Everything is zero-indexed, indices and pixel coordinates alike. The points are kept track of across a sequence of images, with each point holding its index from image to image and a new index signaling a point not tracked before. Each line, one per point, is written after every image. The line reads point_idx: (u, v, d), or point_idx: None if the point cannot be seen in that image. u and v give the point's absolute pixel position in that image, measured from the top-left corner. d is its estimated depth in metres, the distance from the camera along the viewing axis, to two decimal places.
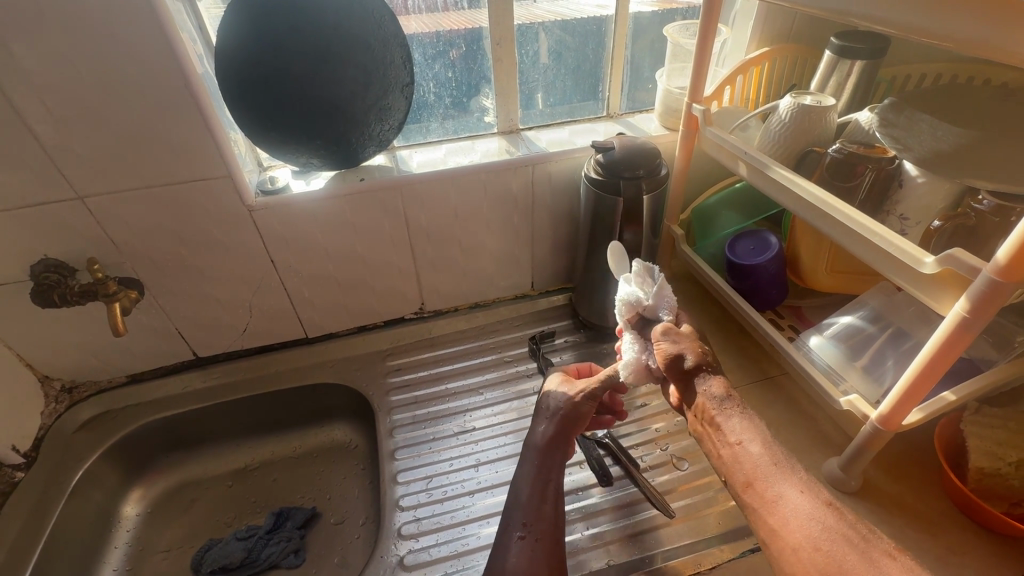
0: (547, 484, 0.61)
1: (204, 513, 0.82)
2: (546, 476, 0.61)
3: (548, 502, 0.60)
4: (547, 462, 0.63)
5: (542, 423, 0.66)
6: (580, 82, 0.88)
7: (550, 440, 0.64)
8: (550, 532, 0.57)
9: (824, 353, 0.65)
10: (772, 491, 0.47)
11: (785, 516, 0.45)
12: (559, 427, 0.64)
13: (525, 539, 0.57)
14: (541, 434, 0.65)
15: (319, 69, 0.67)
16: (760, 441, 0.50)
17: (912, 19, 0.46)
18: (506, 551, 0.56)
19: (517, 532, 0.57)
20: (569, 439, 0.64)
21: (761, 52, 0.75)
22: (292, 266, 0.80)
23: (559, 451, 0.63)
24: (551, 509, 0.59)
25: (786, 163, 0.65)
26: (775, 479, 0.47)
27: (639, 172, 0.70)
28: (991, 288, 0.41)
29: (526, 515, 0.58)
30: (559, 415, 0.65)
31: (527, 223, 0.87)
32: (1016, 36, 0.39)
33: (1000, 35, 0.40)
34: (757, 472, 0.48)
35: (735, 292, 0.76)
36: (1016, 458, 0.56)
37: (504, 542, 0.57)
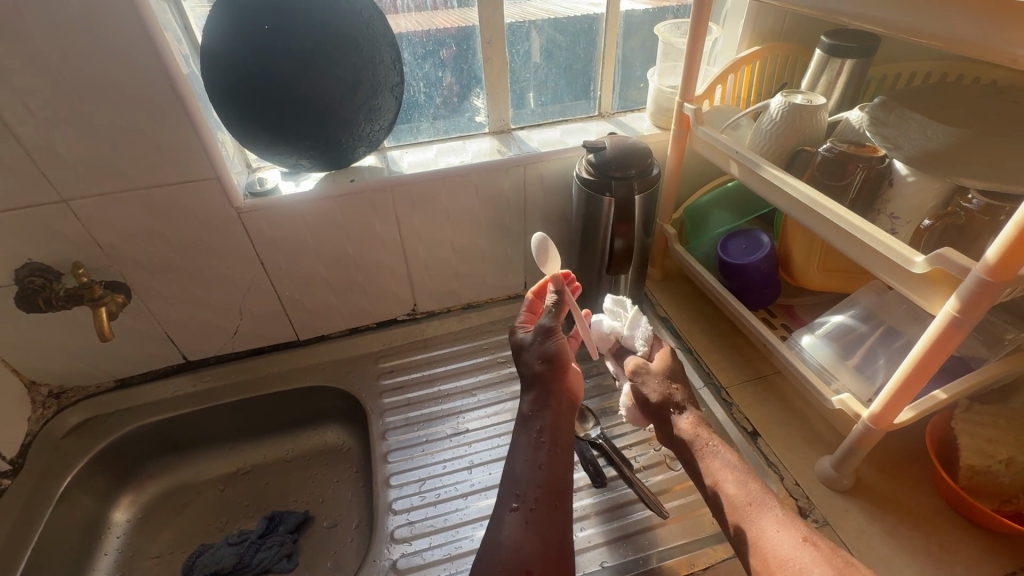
0: (540, 449, 0.60)
1: (196, 518, 0.81)
2: (539, 442, 0.61)
3: (543, 469, 0.59)
4: (537, 428, 0.62)
5: (527, 394, 0.65)
6: (572, 81, 0.87)
7: (536, 407, 0.64)
8: (545, 501, 0.57)
9: (817, 352, 0.65)
10: (753, 532, 0.52)
11: (767, 557, 0.50)
12: (543, 392, 0.64)
13: (519, 511, 0.56)
14: (527, 403, 0.64)
15: (307, 69, 0.66)
16: (733, 479, 0.56)
17: (901, 18, 0.46)
18: (501, 525, 0.55)
19: (511, 504, 0.56)
20: (555, 401, 0.64)
21: (751, 51, 0.74)
22: (283, 269, 0.80)
23: (550, 416, 0.63)
24: (547, 474, 0.58)
25: (777, 163, 0.65)
26: (753, 521, 0.52)
27: (630, 172, 0.69)
28: (980, 288, 0.41)
29: (519, 486, 0.58)
30: (539, 379, 0.64)
31: (519, 223, 0.87)
32: (1003, 35, 0.39)
33: (988, 33, 0.40)
34: (735, 511, 0.54)
35: (727, 291, 0.76)
36: (1006, 455, 0.56)
37: (498, 515, 0.56)
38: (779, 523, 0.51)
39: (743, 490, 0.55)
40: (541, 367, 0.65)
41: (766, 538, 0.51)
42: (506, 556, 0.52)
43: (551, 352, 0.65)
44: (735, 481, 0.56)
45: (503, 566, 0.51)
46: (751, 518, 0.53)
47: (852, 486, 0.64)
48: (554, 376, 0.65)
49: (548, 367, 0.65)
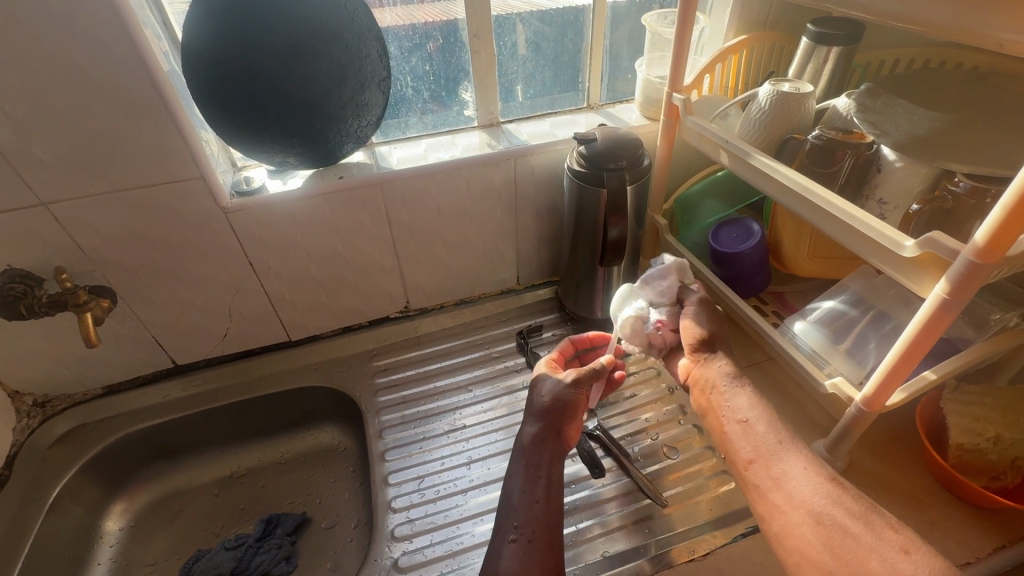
0: (536, 483, 0.59)
1: (191, 523, 0.80)
2: (535, 476, 0.59)
3: (540, 502, 0.57)
4: (535, 460, 0.60)
5: (527, 424, 0.64)
6: (560, 73, 0.87)
7: (537, 440, 0.62)
8: (543, 534, 0.55)
9: (809, 338, 0.65)
10: (778, 468, 0.52)
11: (790, 493, 0.50)
12: (547, 426, 0.63)
13: (517, 542, 0.55)
14: (527, 434, 0.63)
15: (291, 65, 0.65)
16: (764, 416, 0.56)
17: (889, 6, 0.46)
18: (499, 555, 0.54)
19: (509, 534, 0.55)
20: (557, 435, 0.62)
21: (739, 40, 0.74)
22: (272, 269, 0.78)
23: (549, 449, 0.61)
24: (545, 508, 0.57)
25: (768, 151, 0.66)
26: (780, 458, 0.52)
27: (622, 163, 0.69)
28: (970, 269, 0.42)
29: (517, 517, 0.56)
30: (544, 415, 0.63)
31: (511, 217, 0.86)
32: (985, 20, 0.39)
33: (971, 19, 0.40)
34: (759, 449, 0.54)
35: (720, 279, 0.77)
36: (993, 433, 0.57)
37: (496, 546, 0.55)
38: (802, 461, 0.52)
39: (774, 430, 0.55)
40: (551, 401, 0.64)
41: (790, 478, 0.51)
42: None
43: (567, 395, 0.64)
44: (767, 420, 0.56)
45: None
46: (778, 456, 0.53)
47: (845, 468, 0.65)
48: (563, 413, 0.63)
49: (561, 399, 0.64)
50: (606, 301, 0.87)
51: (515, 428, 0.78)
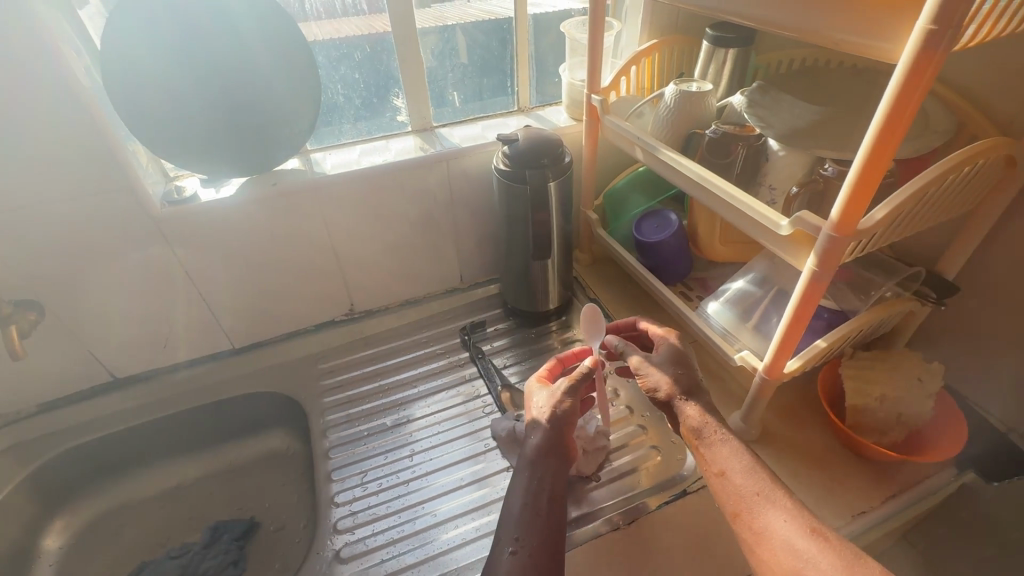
0: (540, 496, 0.57)
1: (137, 536, 0.80)
2: (540, 485, 0.58)
3: (541, 513, 0.56)
4: (541, 470, 0.59)
5: (533, 434, 0.62)
6: (489, 79, 0.91)
7: (542, 449, 0.61)
8: (544, 547, 0.53)
9: (721, 318, 0.71)
10: (759, 522, 0.51)
11: (773, 549, 0.49)
12: (551, 433, 0.61)
13: (516, 554, 0.53)
14: (532, 445, 0.61)
15: (224, 80, 0.69)
16: (743, 467, 0.54)
17: (754, 12, 0.51)
18: (497, 567, 0.52)
19: (508, 546, 0.53)
20: (561, 449, 0.61)
21: (649, 44, 0.80)
22: (210, 276, 0.79)
23: (553, 462, 0.60)
24: (546, 521, 0.55)
25: (675, 146, 0.71)
26: (760, 510, 0.52)
27: (543, 161, 0.73)
28: (830, 243, 0.47)
29: (518, 528, 0.55)
30: (548, 424, 0.62)
31: (448, 217, 0.89)
32: (821, 20, 0.45)
33: (811, 20, 0.46)
34: (743, 500, 0.53)
35: (645, 267, 0.82)
36: (879, 393, 0.63)
37: (495, 557, 0.53)
38: (784, 513, 0.51)
39: (755, 478, 0.54)
40: (549, 410, 0.63)
41: (774, 532, 0.50)
42: None
43: (561, 402, 0.63)
44: (746, 470, 0.54)
45: None
46: (759, 509, 0.52)
47: (759, 435, 0.70)
48: (563, 423, 0.62)
49: (558, 415, 0.62)
50: (545, 295, 0.91)
51: (459, 419, 0.81)
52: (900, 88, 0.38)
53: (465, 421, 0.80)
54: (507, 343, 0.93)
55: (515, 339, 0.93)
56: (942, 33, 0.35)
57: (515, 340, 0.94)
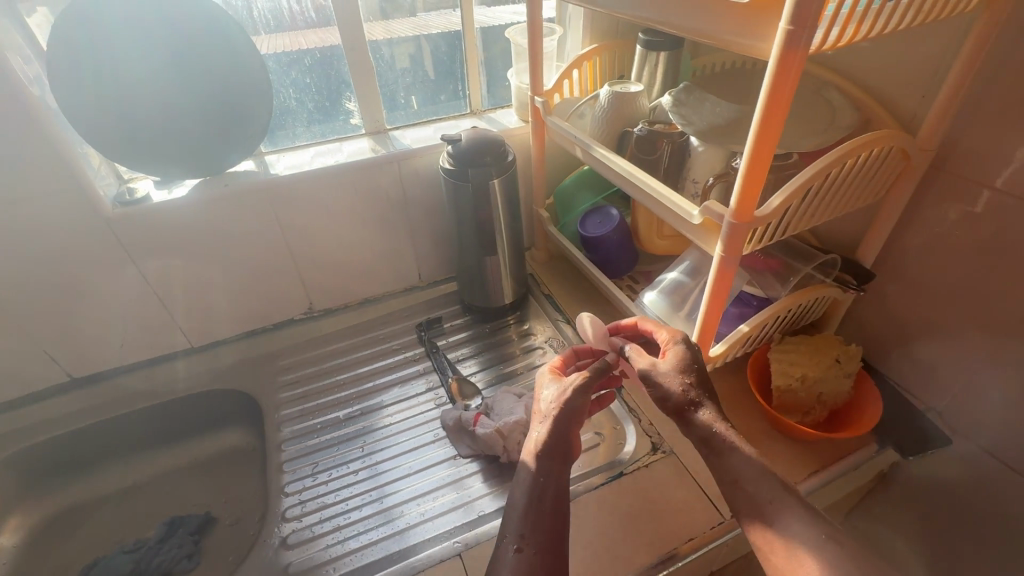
0: (545, 495, 0.54)
1: (94, 534, 0.81)
2: (546, 481, 0.54)
3: (547, 509, 0.53)
4: (547, 464, 0.55)
5: (539, 426, 0.58)
6: (440, 83, 0.94)
7: (549, 443, 0.56)
8: (550, 546, 0.50)
9: (655, 308, 0.74)
10: (773, 531, 0.46)
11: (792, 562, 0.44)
12: (560, 427, 0.57)
13: (522, 552, 0.50)
14: (536, 438, 0.57)
15: (174, 85, 0.71)
16: (754, 475, 0.49)
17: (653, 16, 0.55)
18: (501, 565, 0.49)
19: (513, 544, 0.51)
20: (567, 445, 0.57)
21: (589, 48, 0.84)
22: (164, 276, 0.81)
23: (559, 456, 0.56)
24: (552, 519, 0.52)
25: (610, 145, 0.74)
26: (774, 520, 0.47)
27: (486, 160, 0.77)
28: (732, 229, 0.51)
29: (524, 526, 0.52)
30: (557, 418, 0.57)
31: (403, 217, 0.92)
32: (706, 19, 0.48)
33: (700, 21, 0.49)
34: (756, 510, 0.48)
35: (591, 262, 0.85)
36: (800, 374, 0.66)
37: (499, 555, 0.51)
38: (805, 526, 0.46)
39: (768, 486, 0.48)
40: (558, 404, 0.58)
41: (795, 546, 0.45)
42: None
43: (569, 397, 0.58)
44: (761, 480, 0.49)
45: None
46: (771, 516, 0.47)
47: None
48: (571, 417, 0.57)
49: (566, 410, 0.57)
50: (499, 291, 0.94)
51: (410, 411, 0.83)
52: (773, 85, 0.42)
53: (416, 413, 0.83)
54: (463, 338, 0.95)
55: (471, 334, 0.96)
56: (801, 34, 0.39)
57: (471, 335, 0.96)
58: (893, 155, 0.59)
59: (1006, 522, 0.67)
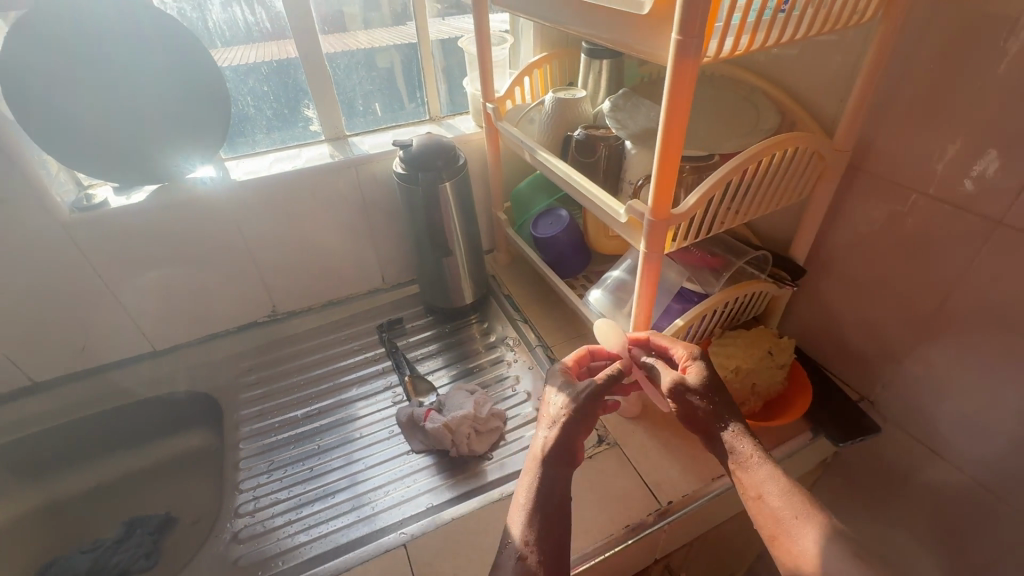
0: (550, 498, 0.53)
1: (55, 536, 0.82)
2: (552, 485, 0.54)
3: (552, 514, 0.52)
4: (553, 470, 0.54)
5: (546, 430, 0.57)
6: (398, 91, 0.96)
7: (558, 448, 0.55)
8: (554, 552, 0.50)
9: (600, 304, 0.77)
10: (796, 545, 0.47)
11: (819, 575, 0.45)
12: (569, 431, 0.55)
13: (525, 560, 0.50)
14: (544, 441, 0.56)
15: (131, 95, 0.74)
16: (780, 491, 0.50)
17: (571, 22, 0.58)
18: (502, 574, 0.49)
19: (515, 552, 0.50)
20: (574, 450, 0.56)
21: (539, 57, 0.87)
22: (124, 280, 0.83)
23: (565, 461, 0.55)
24: (555, 523, 0.52)
25: (555, 148, 0.77)
26: (798, 533, 0.48)
27: (438, 164, 0.79)
28: (652, 226, 0.54)
29: (528, 532, 0.51)
30: (568, 423, 0.56)
31: (363, 220, 0.94)
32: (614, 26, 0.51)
33: (609, 27, 0.52)
34: (781, 526, 0.49)
35: (545, 263, 0.88)
36: (734, 365, 0.69)
37: (501, 562, 0.50)
38: (831, 543, 0.46)
39: (794, 503, 0.49)
40: (570, 408, 0.56)
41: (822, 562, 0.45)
42: None
43: (584, 403, 0.56)
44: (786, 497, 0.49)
45: None
46: (795, 530, 0.48)
47: (638, 412, 0.77)
48: (582, 423, 0.56)
49: (578, 416, 0.56)
50: (459, 291, 0.96)
51: (368, 409, 0.85)
52: (673, 89, 0.44)
53: (374, 410, 0.85)
54: (424, 338, 0.98)
55: (432, 335, 0.98)
56: (692, 41, 0.42)
57: (432, 336, 0.98)
58: (810, 156, 0.62)
59: (932, 497, 0.71)
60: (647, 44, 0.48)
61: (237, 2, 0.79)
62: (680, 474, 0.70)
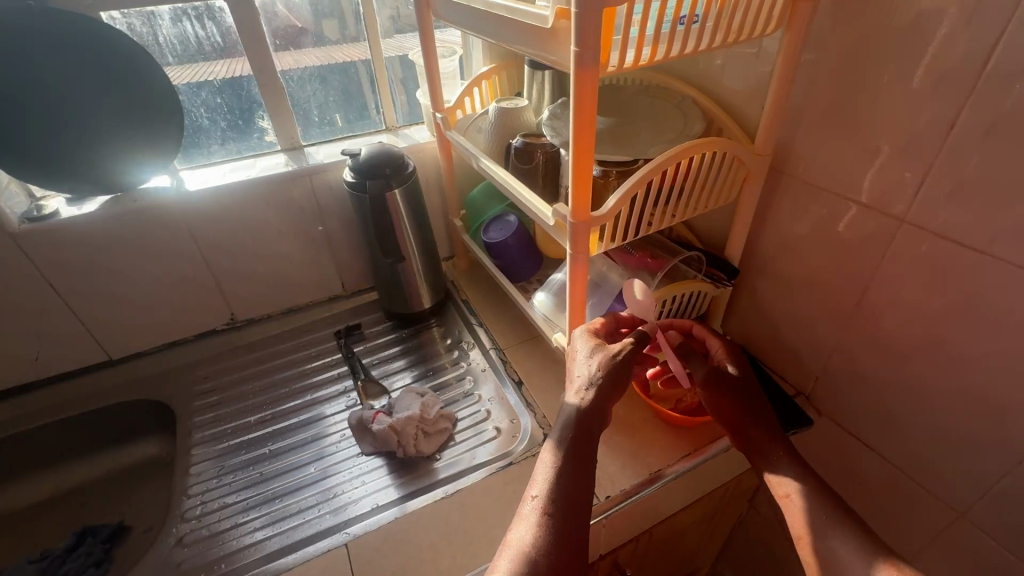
0: (580, 449, 0.57)
1: (7, 547, 0.82)
2: (585, 440, 0.57)
3: (579, 475, 0.55)
4: (585, 427, 0.58)
5: (585, 389, 0.60)
6: (353, 102, 0.99)
7: (595, 405, 0.59)
8: (577, 507, 0.53)
9: (544, 307, 0.78)
10: (822, 544, 0.53)
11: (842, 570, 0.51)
12: (606, 393, 0.59)
13: (540, 507, 0.53)
14: (584, 398, 0.59)
15: (79, 106, 0.75)
16: (807, 490, 0.56)
17: (483, 31, 0.60)
18: (519, 523, 0.53)
19: (531, 499, 0.55)
20: (606, 412, 0.59)
21: (487, 68, 0.90)
22: (76, 289, 0.83)
23: (597, 420, 0.59)
24: (579, 480, 0.55)
25: (498, 155, 0.80)
26: (825, 531, 0.53)
27: (385, 171, 0.82)
28: (574, 228, 0.56)
29: (550, 486, 0.55)
30: (606, 384, 0.59)
31: (319, 228, 0.96)
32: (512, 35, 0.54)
33: (507, 35, 0.54)
34: (807, 525, 0.55)
35: (496, 267, 0.90)
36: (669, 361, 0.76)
37: (520, 509, 0.54)
38: (844, 540, 0.52)
39: (816, 504, 0.55)
40: (608, 371, 0.60)
41: (840, 560, 0.51)
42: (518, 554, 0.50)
43: (619, 366, 0.60)
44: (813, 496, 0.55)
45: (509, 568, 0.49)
46: (826, 530, 0.53)
47: None
48: (615, 386, 0.60)
49: (612, 377, 0.60)
50: (417, 296, 0.98)
51: (322, 413, 0.87)
52: (577, 98, 0.47)
53: (328, 414, 0.86)
54: (380, 344, 0.99)
55: (388, 341, 0.99)
56: (586, 54, 0.44)
57: (388, 342, 1.00)
58: (731, 161, 0.65)
59: (862, 483, 0.76)
60: (545, 52, 0.50)
61: (187, 18, 0.81)
62: (620, 470, 0.72)
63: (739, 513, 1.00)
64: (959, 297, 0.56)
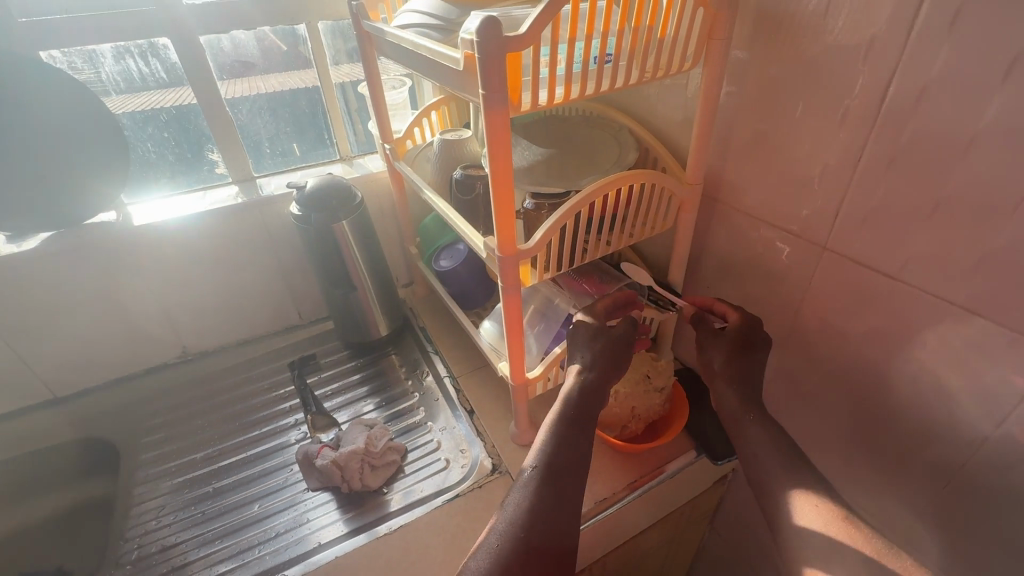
0: (580, 422, 0.62)
1: None
2: (585, 416, 0.62)
3: (578, 449, 0.60)
4: (586, 403, 0.62)
5: (586, 369, 0.63)
6: (305, 132, 1.00)
7: (595, 383, 0.63)
8: (573, 478, 0.58)
9: (488, 335, 0.79)
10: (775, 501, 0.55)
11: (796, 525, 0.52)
12: (601, 373, 0.64)
13: (537, 475, 0.58)
14: (590, 377, 0.63)
15: (17, 145, 0.74)
16: (770, 448, 0.58)
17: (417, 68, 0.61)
18: (517, 492, 0.57)
19: (530, 465, 0.59)
20: (603, 389, 0.64)
21: (436, 99, 0.91)
22: (15, 327, 0.82)
23: (598, 398, 0.63)
24: (575, 451, 0.60)
25: (443, 186, 0.81)
26: (782, 487, 0.55)
27: (331, 204, 0.83)
28: (503, 262, 0.57)
29: (547, 456, 0.59)
30: (601, 363, 0.64)
31: (272, 258, 0.96)
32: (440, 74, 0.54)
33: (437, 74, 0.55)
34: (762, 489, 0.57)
35: (449, 295, 0.90)
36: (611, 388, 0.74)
37: (522, 473, 0.59)
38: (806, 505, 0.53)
39: (774, 467, 0.57)
40: (600, 347, 0.65)
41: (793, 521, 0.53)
42: (511, 521, 0.55)
43: (603, 334, 0.66)
44: (776, 459, 0.57)
45: (504, 531, 0.54)
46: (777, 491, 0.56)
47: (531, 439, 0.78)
48: (614, 365, 0.65)
49: (606, 356, 0.65)
50: (372, 325, 0.97)
51: (282, 443, 0.86)
52: (490, 136, 0.47)
53: (287, 445, 0.85)
54: (334, 375, 0.98)
55: (342, 373, 0.98)
56: (495, 96, 0.45)
57: (341, 373, 0.98)
58: (665, 193, 0.66)
59: None
60: (464, 93, 0.51)
61: (130, 56, 0.81)
62: None
63: (700, 534, 1.00)
64: (877, 321, 0.58)
